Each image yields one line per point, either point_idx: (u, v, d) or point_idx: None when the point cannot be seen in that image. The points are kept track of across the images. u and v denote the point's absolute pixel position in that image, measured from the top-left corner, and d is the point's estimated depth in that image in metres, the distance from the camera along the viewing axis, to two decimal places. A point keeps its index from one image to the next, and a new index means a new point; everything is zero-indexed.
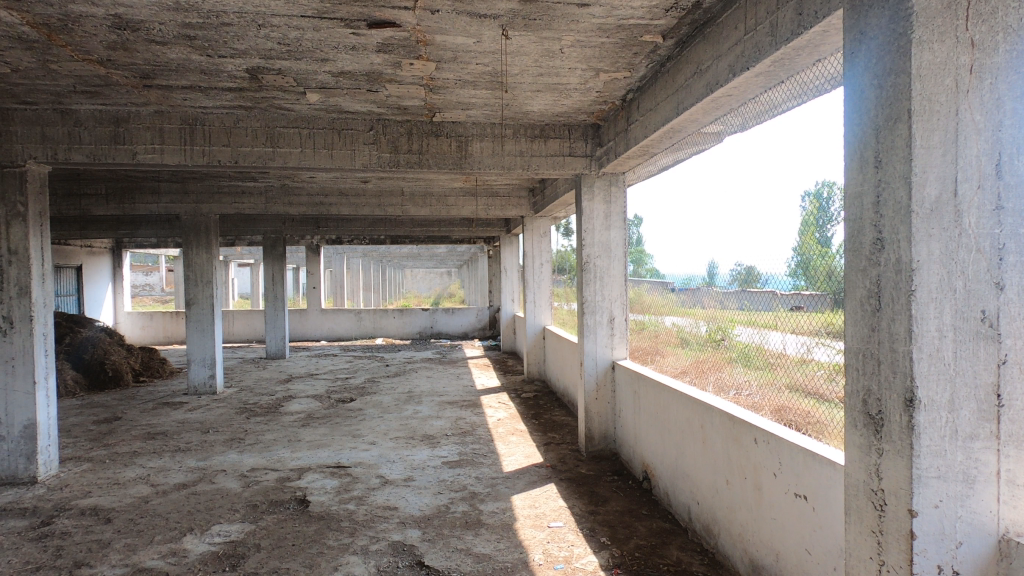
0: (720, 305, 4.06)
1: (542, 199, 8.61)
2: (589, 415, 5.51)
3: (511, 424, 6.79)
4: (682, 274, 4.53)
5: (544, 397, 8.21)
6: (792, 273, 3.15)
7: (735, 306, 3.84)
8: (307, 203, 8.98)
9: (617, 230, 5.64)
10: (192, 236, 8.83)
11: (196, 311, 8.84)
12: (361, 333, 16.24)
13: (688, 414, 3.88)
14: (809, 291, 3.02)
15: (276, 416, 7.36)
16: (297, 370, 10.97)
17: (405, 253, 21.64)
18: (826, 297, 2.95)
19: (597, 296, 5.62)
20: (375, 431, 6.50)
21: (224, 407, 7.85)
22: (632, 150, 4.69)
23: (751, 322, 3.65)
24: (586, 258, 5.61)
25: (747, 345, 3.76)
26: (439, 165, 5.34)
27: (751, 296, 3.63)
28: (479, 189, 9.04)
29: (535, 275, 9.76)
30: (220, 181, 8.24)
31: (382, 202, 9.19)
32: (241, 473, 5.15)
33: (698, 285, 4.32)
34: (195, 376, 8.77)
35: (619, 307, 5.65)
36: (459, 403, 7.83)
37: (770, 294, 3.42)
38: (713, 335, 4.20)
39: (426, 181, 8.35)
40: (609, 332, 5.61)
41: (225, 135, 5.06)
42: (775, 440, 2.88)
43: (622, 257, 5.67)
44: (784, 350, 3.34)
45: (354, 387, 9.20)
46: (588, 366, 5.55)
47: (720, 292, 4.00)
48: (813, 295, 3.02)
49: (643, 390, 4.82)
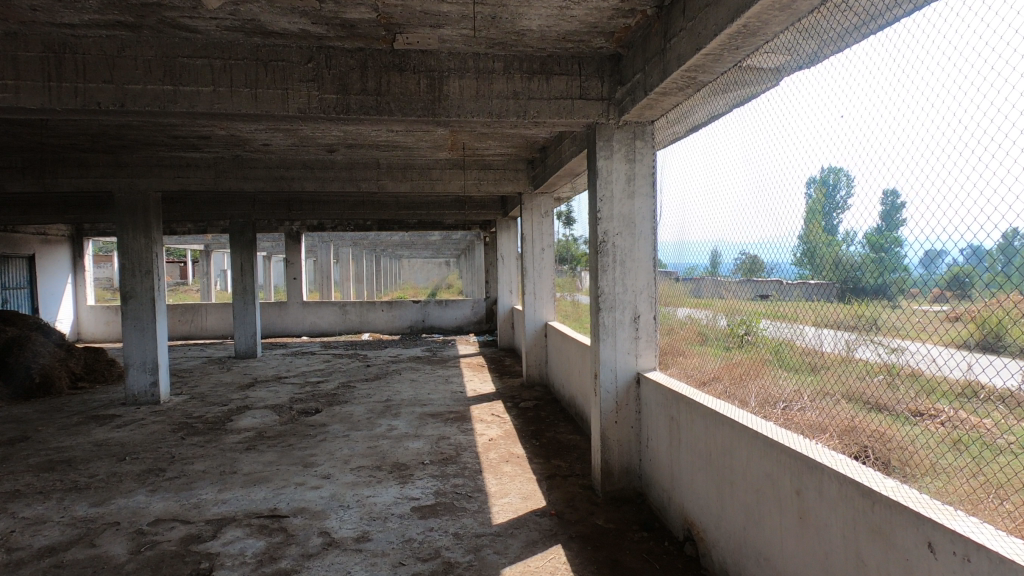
0: (736, 293, 3.19)
1: (544, 171, 7.21)
2: (606, 445, 4.16)
3: (505, 446, 5.44)
4: (758, 242, 3.03)
5: (545, 407, 6.87)
6: (797, 262, 2.69)
7: (749, 295, 3.05)
8: (266, 177, 7.59)
9: (644, 199, 4.19)
10: (126, 218, 7.38)
11: (133, 308, 7.41)
12: (346, 328, 14.91)
13: (769, 466, 2.53)
14: (814, 280, 2.55)
15: (220, 435, 6.03)
16: (265, 372, 9.66)
17: (397, 241, 20.29)
18: (833, 286, 2.45)
19: (616, 288, 4.16)
20: (334, 458, 5.15)
21: (161, 422, 6.53)
22: (673, 80, 3.30)
23: (782, 317, 2.82)
24: (603, 238, 4.13)
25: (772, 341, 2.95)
26: (403, 111, 3.95)
27: (759, 286, 2.98)
28: (469, 159, 7.65)
29: (537, 263, 8.34)
30: (156, 149, 6.86)
31: (355, 175, 7.79)
32: (137, 528, 3.81)
33: (700, 275, 3.58)
34: (134, 382, 7.39)
35: (644, 301, 4.21)
36: (443, 417, 6.49)
37: (774, 281, 2.82)
38: (734, 331, 3.30)
39: (404, 147, 6.96)
40: (634, 334, 4.20)
41: (106, 68, 3.67)
42: (986, 559, 1.54)
43: (651, 234, 4.20)
44: (820, 348, 2.64)
45: (324, 394, 7.87)
46: (605, 380, 4.16)
47: (727, 282, 3.30)
48: (818, 283, 2.50)
49: (681, 416, 3.48)
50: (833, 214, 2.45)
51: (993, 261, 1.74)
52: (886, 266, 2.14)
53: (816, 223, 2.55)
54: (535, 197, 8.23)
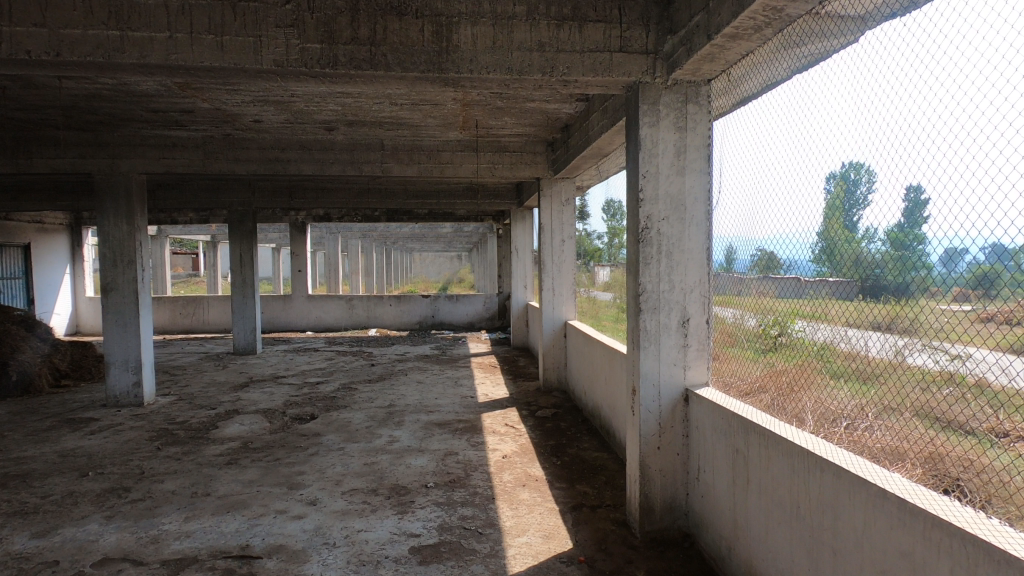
0: (758, 295, 2.97)
1: (567, 153, 6.47)
2: (646, 476, 3.42)
3: (521, 466, 4.72)
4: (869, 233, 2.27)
5: (565, 417, 6.15)
6: (814, 259, 2.53)
7: (774, 294, 2.83)
8: (259, 158, 6.89)
9: (696, 176, 3.40)
10: (106, 203, 6.72)
11: (114, 301, 6.75)
12: (353, 323, 14.28)
13: (904, 542, 1.82)
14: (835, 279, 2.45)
15: (201, 444, 5.38)
16: (262, 370, 9.02)
17: (407, 234, 19.61)
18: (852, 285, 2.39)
19: (660, 284, 3.40)
20: (324, 478, 4.47)
21: (140, 428, 5.90)
22: (750, 14, 2.52)
23: (818, 317, 2.62)
24: (645, 224, 3.37)
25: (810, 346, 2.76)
26: (403, 64, 3.21)
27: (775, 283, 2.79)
28: (482, 140, 6.91)
29: (556, 256, 7.58)
30: (137, 125, 6.20)
31: (357, 157, 7.06)
32: (77, 571, 3.14)
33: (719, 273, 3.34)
34: (116, 382, 6.76)
35: (695, 301, 3.44)
36: (450, 428, 5.79)
37: (792, 279, 2.65)
38: (766, 331, 3.02)
39: (410, 124, 6.25)
40: (682, 342, 3.44)
41: (37, 8, 2.99)
42: None
43: (704, 219, 3.42)
44: (866, 351, 2.45)
45: (322, 397, 7.21)
46: (645, 397, 3.41)
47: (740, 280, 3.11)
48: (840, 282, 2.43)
49: (750, 449, 2.73)
50: (850, 212, 2.37)
51: (1018, 259, 1.70)
52: (909, 264, 2.08)
53: (836, 220, 2.43)
54: (555, 183, 7.46)
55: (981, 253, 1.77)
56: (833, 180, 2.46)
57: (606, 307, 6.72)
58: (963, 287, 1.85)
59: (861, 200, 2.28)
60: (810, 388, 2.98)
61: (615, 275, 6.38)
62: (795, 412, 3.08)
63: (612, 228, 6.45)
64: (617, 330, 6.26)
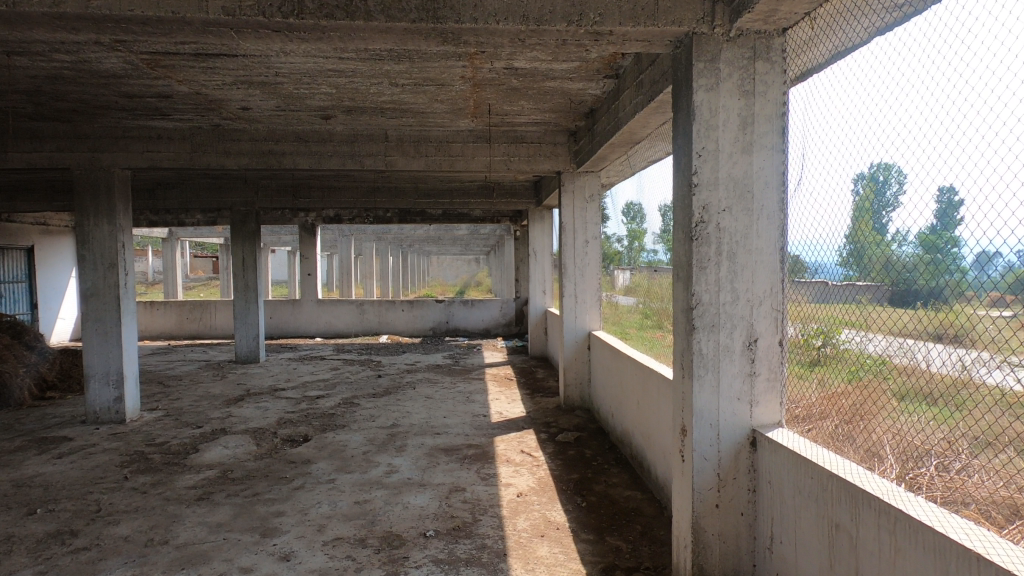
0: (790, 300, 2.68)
1: (592, 142, 5.71)
2: (701, 542, 2.64)
3: (539, 509, 3.97)
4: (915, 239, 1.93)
5: (589, 444, 5.38)
6: (842, 263, 2.27)
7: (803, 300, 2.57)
8: (251, 151, 6.25)
9: (767, 154, 2.62)
10: (86, 201, 6.15)
11: (94, 307, 6.16)
12: (363, 329, 13.68)
13: None
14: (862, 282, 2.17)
15: (175, 472, 4.73)
16: (262, 382, 8.40)
17: (422, 236, 18.96)
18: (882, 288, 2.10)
19: (720, 295, 2.63)
20: (305, 523, 3.76)
21: (113, 451, 5.28)
22: None
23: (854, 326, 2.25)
24: (700, 218, 2.61)
25: (858, 357, 2.39)
26: (387, 11, 2.49)
27: (803, 289, 2.57)
28: (497, 128, 6.18)
29: (579, 259, 6.79)
30: (115, 114, 5.61)
31: (358, 149, 6.36)
32: None
33: None
34: (95, 397, 6.17)
35: (765, 317, 2.65)
36: (458, 456, 5.06)
37: (820, 285, 2.42)
38: (807, 341, 2.68)
39: (415, 110, 5.54)
40: (747, 370, 2.65)
41: None
42: None
43: (778, 210, 2.64)
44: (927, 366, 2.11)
45: (320, 414, 6.54)
46: (700, 439, 2.64)
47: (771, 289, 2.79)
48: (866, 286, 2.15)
49: (862, 531, 1.94)
50: (875, 211, 2.09)
51: None
52: (943, 267, 1.82)
53: (862, 221, 2.15)
54: (577, 177, 6.70)
55: (1017, 256, 1.55)
56: (859, 181, 2.17)
57: (629, 314, 6.17)
58: (1000, 291, 1.61)
59: (887, 201, 2.02)
60: (881, 416, 2.47)
61: (637, 279, 5.77)
62: (866, 447, 2.52)
63: (632, 231, 5.83)
64: (642, 340, 5.68)
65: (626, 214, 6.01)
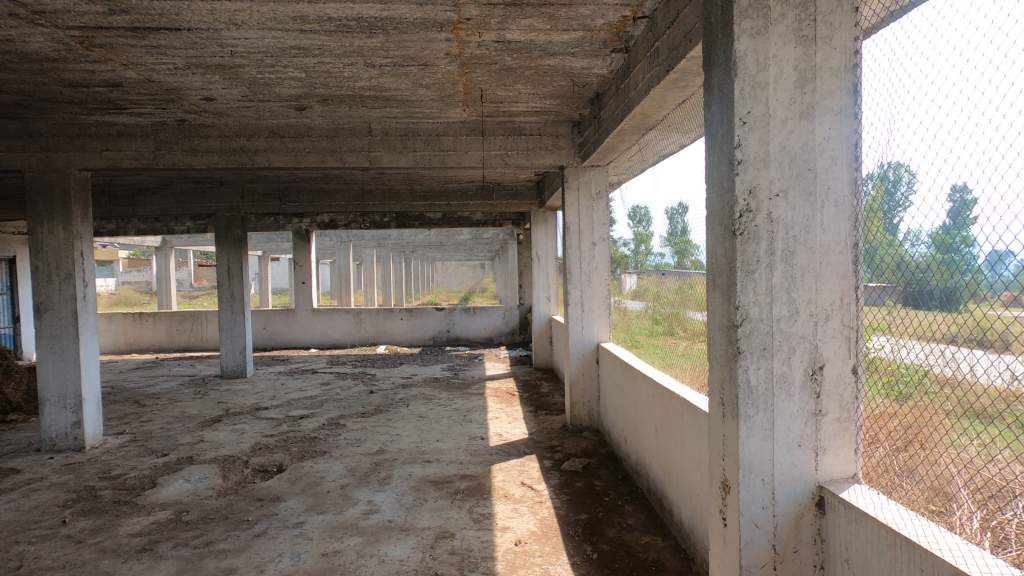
0: None
1: (598, 132, 5.08)
2: None
3: (541, 564, 3.31)
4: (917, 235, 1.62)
5: (599, 474, 4.71)
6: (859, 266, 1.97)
7: None
8: (221, 148, 5.66)
9: (833, 120, 1.97)
10: (39, 205, 5.59)
11: (49, 323, 5.58)
12: (360, 339, 13.07)
13: None
14: (877, 284, 1.86)
15: (123, 513, 4.11)
16: (244, 400, 7.79)
17: (424, 242, 18.35)
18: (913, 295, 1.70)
19: (774, 307, 1.97)
20: None
21: (60, 486, 4.67)
22: None
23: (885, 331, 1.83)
24: (745, 205, 1.96)
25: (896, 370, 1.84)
26: None
27: None
28: (492, 118, 5.56)
29: (585, 263, 6.15)
30: (65, 109, 5.04)
31: (339, 145, 5.74)
32: None
33: None
34: (51, 423, 5.57)
35: (834, 336, 1.99)
36: (449, 491, 4.41)
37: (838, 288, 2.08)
38: None
39: (398, 97, 4.92)
40: (811, 407, 1.99)
41: None
42: None
43: (848, 194, 1.98)
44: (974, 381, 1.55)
45: (300, 438, 5.91)
46: (750, 499, 1.98)
47: None
48: (879, 288, 1.84)
49: None
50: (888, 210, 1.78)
51: None
52: (949, 269, 1.51)
53: (874, 222, 1.89)
54: (582, 173, 6.06)
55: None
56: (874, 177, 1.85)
57: (638, 320, 5.45)
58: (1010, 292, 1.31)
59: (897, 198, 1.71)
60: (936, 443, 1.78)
61: (644, 284, 5.15)
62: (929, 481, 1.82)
63: (637, 234, 5.21)
64: (654, 350, 4.99)
65: (631, 216, 5.38)
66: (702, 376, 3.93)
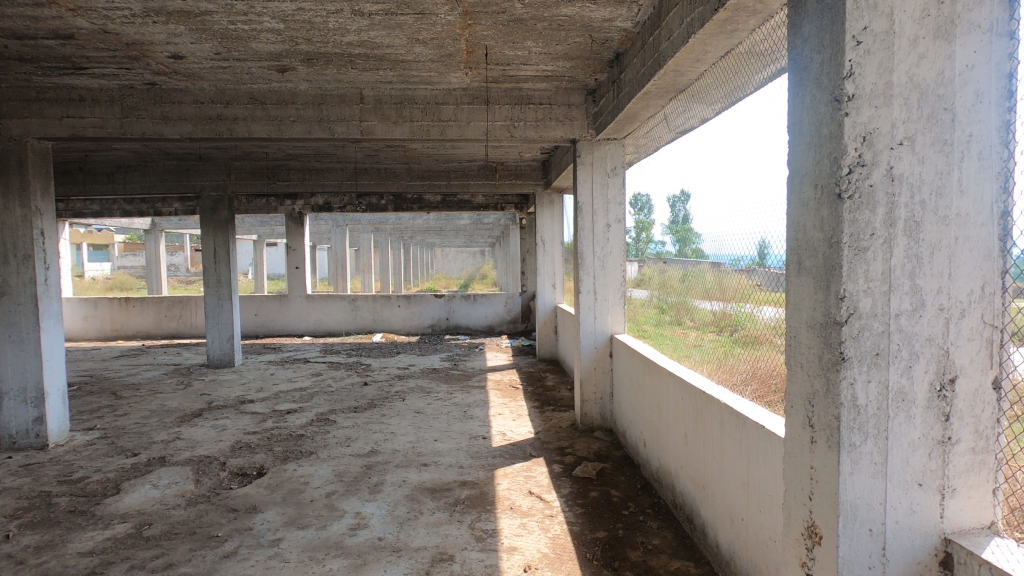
0: None
1: (617, 98, 4.51)
2: None
3: None
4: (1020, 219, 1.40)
5: (616, 482, 4.20)
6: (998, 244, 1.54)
7: None
8: (195, 115, 5.08)
9: (980, 41, 1.43)
10: None
11: (7, 309, 5.06)
12: (356, 326, 12.57)
13: None
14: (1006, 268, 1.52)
15: (76, 526, 3.61)
16: (229, 392, 7.28)
17: (423, 226, 17.78)
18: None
19: (892, 298, 1.44)
20: None
21: (12, 492, 4.17)
22: None
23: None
24: (857, 156, 1.42)
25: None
26: None
27: None
28: (496, 84, 5.00)
29: (599, 247, 5.61)
30: (16, 68, 4.47)
31: (326, 114, 5.17)
32: None
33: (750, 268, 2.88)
34: (10, 418, 5.06)
35: (970, 339, 1.47)
36: (448, 502, 3.90)
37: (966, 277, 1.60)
38: None
39: (391, 56, 4.35)
40: (937, 434, 1.47)
41: None
42: None
43: (996, 144, 1.45)
44: None
45: (285, 437, 5.41)
46: (856, 555, 1.47)
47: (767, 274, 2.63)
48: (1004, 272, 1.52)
49: None
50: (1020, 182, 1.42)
51: None
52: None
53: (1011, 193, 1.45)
54: (596, 147, 5.50)
55: None
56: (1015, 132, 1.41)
57: (644, 309, 5.05)
58: None
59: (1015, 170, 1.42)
60: None
61: (647, 272, 4.77)
62: None
63: (640, 223, 5.01)
64: (663, 341, 4.52)
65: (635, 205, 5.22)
66: (722, 368, 3.45)
